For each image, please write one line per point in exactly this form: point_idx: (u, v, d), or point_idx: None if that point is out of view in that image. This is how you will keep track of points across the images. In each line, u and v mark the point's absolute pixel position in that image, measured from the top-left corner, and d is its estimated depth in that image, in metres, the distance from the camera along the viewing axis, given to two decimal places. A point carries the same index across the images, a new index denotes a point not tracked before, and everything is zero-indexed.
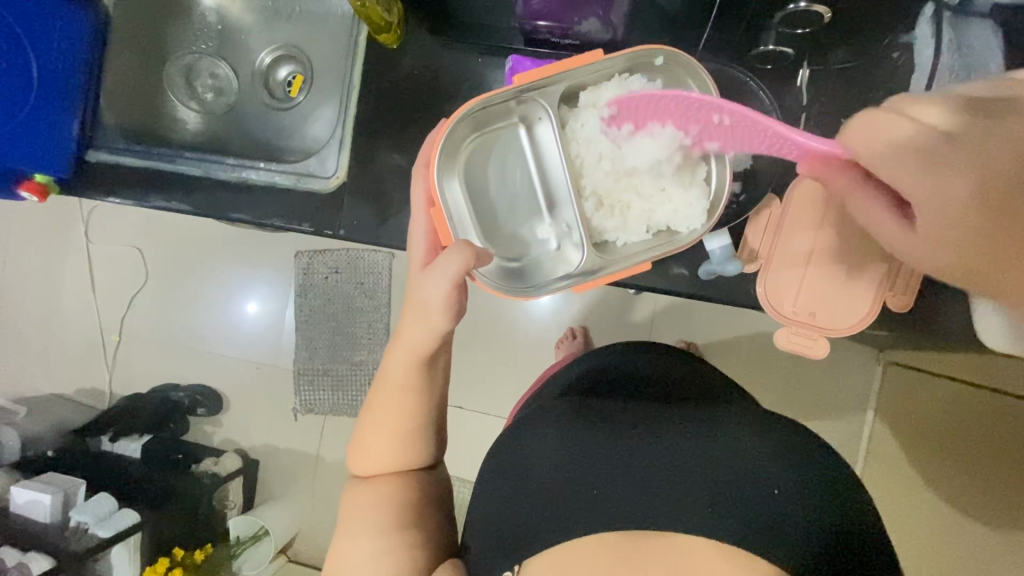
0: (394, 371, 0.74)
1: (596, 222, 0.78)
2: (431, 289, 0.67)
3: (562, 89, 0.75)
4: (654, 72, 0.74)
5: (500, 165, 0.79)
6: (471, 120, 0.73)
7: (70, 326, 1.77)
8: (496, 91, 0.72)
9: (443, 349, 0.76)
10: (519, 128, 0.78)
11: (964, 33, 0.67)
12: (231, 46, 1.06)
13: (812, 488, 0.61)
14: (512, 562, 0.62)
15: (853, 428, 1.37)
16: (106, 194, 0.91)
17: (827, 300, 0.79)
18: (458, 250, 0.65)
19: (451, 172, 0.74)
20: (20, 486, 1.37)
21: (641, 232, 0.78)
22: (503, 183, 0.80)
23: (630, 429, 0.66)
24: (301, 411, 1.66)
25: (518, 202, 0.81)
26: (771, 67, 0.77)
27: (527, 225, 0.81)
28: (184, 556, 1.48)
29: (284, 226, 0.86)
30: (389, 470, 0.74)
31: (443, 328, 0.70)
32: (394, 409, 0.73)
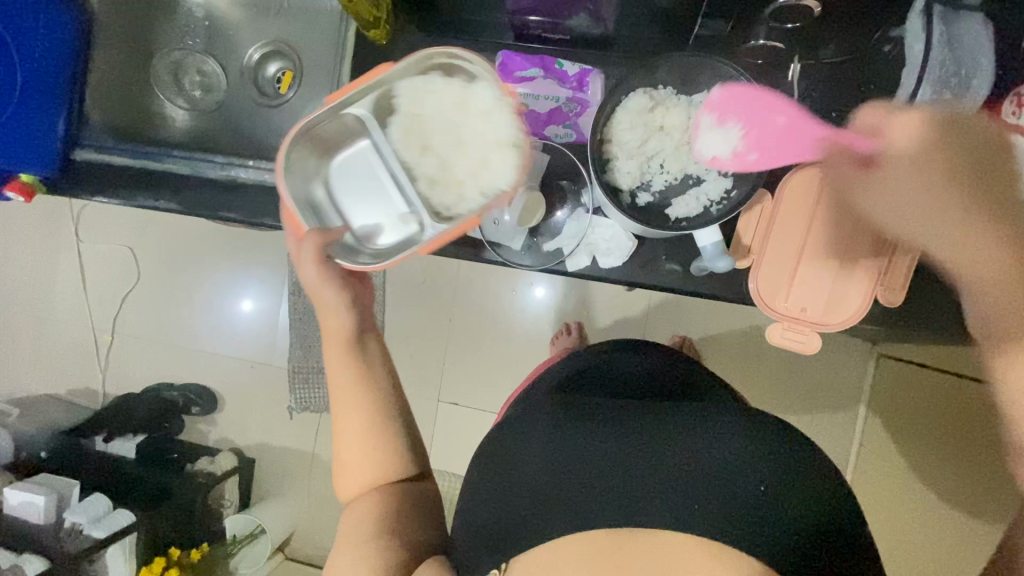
0: (337, 375, 0.75)
1: (436, 201, 0.77)
2: (305, 278, 0.72)
3: (375, 97, 0.72)
4: (445, 70, 0.73)
5: (347, 169, 0.77)
6: (311, 137, 0.72)
7: (61, 326, 1.76)
8: (314, 114, 0.70)
9: (366, 333, 0.77)
10: (362, 142, 0.76)
11: (955, 26, 0.65)
12: (219, 42, 1.04)
13: (792, 482, 0.62)
14: (497, 559, 0.62)
15: (847, 420, 1.38)
16: (94, 194, 0.89)
17: (817, 296, 0.78)
18: (307, 238, 0.70)
19: (303, 180, 0.74)
20: (14, 487, 1.36)
21: (477, 198, 0.76)
22: (355, 183, 0.78)
23: (618, 429, 0.66)
24: (296, 409, 1.65)
25: (369, 198, 0.78)
26: (762, 62, 0.78)
27: (386, 223, 0.78)
28: (179, 555, 1.49)
29: (274, 226, 0.86)
30: (371, 483, 0.74)
31: (337, 301, 0.73)
32: (351, 410, 0.74)
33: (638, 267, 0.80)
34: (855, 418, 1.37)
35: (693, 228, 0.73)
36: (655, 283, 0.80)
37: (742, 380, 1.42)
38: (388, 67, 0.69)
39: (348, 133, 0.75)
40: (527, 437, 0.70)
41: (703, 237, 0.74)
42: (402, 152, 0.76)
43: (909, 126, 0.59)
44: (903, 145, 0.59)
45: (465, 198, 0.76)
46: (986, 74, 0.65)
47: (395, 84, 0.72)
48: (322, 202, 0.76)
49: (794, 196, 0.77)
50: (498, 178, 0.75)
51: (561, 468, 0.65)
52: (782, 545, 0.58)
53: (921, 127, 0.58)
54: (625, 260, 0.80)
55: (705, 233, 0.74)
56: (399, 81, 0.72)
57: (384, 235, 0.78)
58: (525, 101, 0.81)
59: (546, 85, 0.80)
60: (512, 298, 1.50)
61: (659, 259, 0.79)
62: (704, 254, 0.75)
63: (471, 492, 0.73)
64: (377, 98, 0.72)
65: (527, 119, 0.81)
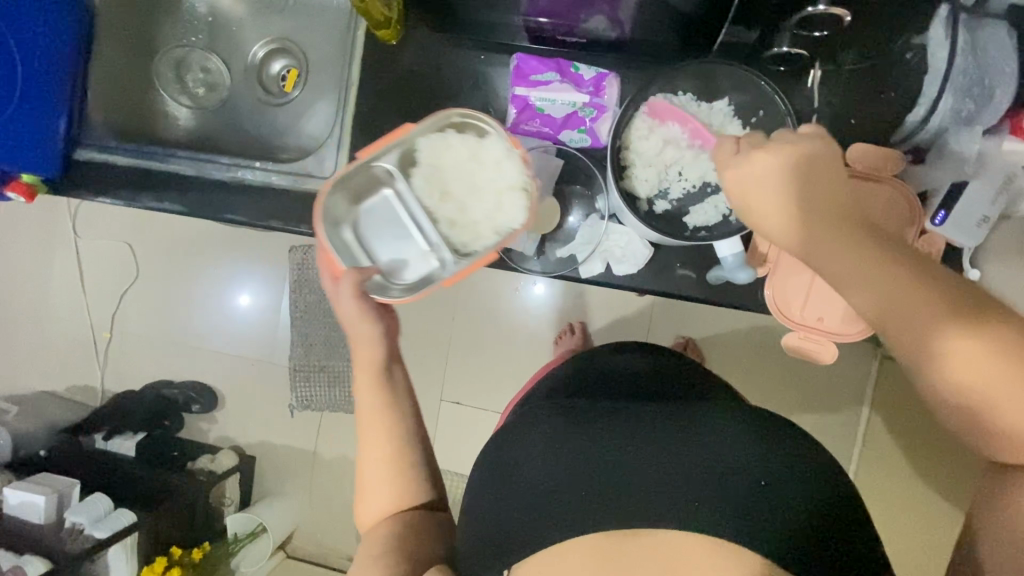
0: (365, 403, 0.75)
1: (454, 238, 0.82)
2: (342, 312, 0.73)
3: (396, 155, 0.78)
4: (458, 126, 0.79)
5: (373, 220, 0.82)
6: (342, 189, 0.77)
7: (59, 323, 1.74)
8: (349, 166, 0.75)
9: (396, 361, 0.77)
10: (387, 192, 0.81)
11: (979, 35, 0.67)
12: (222, 39, 1.03)
13: (792, 472, 0.59)
14: (503, 564, 0.60)
15: (850, 421, 1.38)
16: (96, 194, 0.88)
17: (834, 305, 0.80)
18: (346, 277, 0.72)
19: (334, 226, 0.78)
20: (14, 487, 1.35)
21: (491, 234, 0.81)
22: (380, 233, 0.82)
23: (610, 426, 0.65)
24: (297, 408, 1.64)
25: (397, 244, 0.82)
26: (783, 68, 0.76)
27: (409, 262, 0.82)
28: (181, 555, 1.47)
29: (281, 228, 0.84)
30: (393, 508, 0.74)
31: (376, 331, 0.73)
32: (377, 437, 0.74)
33: (651, 274, 0.79)
34: (858, 419, 1.38)
35: (714, 239, 0.72)
36: (666, 290, 0.80)
37: (747, 381, 1.42)
38: (411, 126, 0.74)
39: (371, 185, 0.81)
40: (522, 440, 0.68)
41: (724, 249, 0.74)
42: (423, 197, 0.81)
43: (758, 163, 0.54)
44: (754, 182, 0.54)
45: (479, 234, 0.82)
46: (1010, 81, 0.68)
47: (431, 143, 0.79)
48: (350, 245, 0.80)
49: None
50: (508, 218, 0.80)
51: (569, 467, 0.62)
52: (797, 544, 0.55)
53: (769, 159, 0.54)
54: (641, 267, 0.79)
55: (727, 244, 0.74)
56: (422, 138, 0.78)
57: (409, 273, 0.82)
58: (540, 105, 0.81)
59: (562, 89, 0.80)
60: (515, 297, 1.49)
61: (672, 265, 0.79)
62: (724, 265, 0.75)
63: (475, 494, 0.69)
64: (400, 153, 0.78)
65: (545, 124, 0.82)
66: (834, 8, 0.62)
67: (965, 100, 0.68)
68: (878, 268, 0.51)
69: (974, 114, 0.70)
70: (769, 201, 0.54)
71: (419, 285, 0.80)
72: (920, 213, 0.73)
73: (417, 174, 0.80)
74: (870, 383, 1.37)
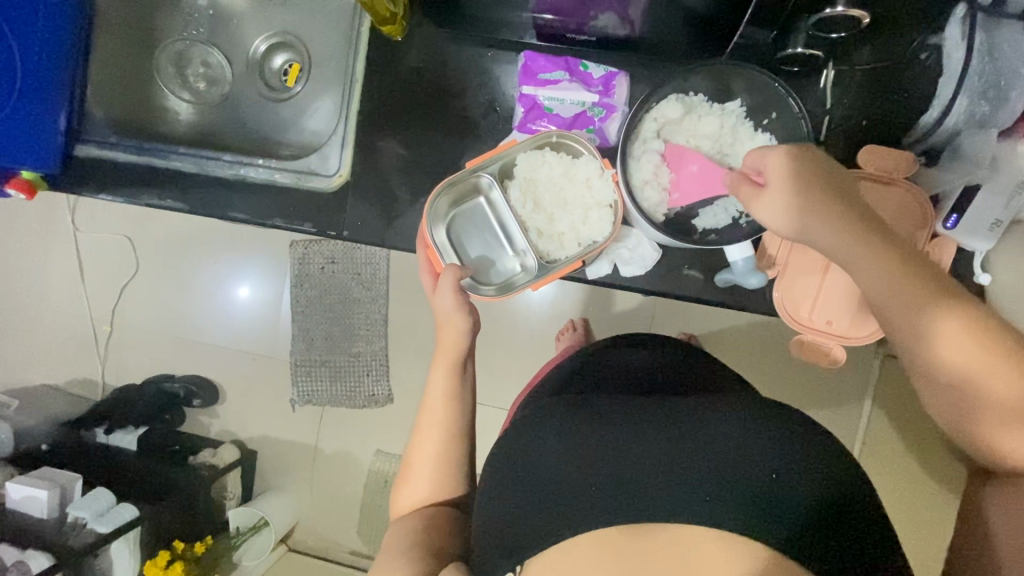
0: (438, 385, 0.80)
1: (541, 246, 0.84)
2: (440, 303, 0.79)
3: (499, 166, 0.81)
4: (555, 144, 0.81)
5: (467, 224, 0.85)
6: (443, 196, 0.80)
7: (58, 317, 1.73)
8: (455, 175, 0.78)
9: (470, 353, 0.83)
10: (481, 200, 0.84)
11: (997, 35, 0.66)
12: (224, 33, 1.02)
13: (819, 467, 0.58)
14: (514, 562, 0.60)
15: (851, 417, 1.39)
16: (97, 190, 0.87)
17: (844, 308, 0.79)
18: (448, 270, 0.78)
19: (434, 227, 0.82)
20: (16, 482, 1.35)
21: (574, 246, 0.83)
22: (472, 236, 0.86)
23: (626, 419, 0.64)
24: (299, 402, 1.64)
25: (487, 246, 0.86)
26: (796, 70, 0.76)
27: (496, 263, 0.87)
28: (184, 549, 1.47)
29: (285, 226, 0.84)
30: (429, 497, 0.77)
31: (463, 326, 0.79)
32: (438, 424, 0.79)
33: (659, 275, 0.79)
34: (859, 415, 1.38)
35: (722, 244, 0.74)
36: (674, 291, 0.80)
37: (749, 379, 1.42)
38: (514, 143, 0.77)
39: (468, 193, 0.83)
40: (534, 437, 0.67)
41: (735, 252, 0.75)
42: (515, 208, 0.83)
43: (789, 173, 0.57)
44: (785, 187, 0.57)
45: (564, 245, 0.83)
46: None
47: (532, 158, 0.80)
48: (445, 245, 0.84)
49: None
50: (593, 231, 0.81)
51: (575, 460, 0.62)
52: (813, 535, 0.54)
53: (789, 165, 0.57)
54: (649, 270, 0.79)
55: (738, 247, 0.74)
56: (521, 153, 0.80)
57: (495, 275, 0.86)
58: (547, 104, 0.80)
59: (570, 88, 0.79)
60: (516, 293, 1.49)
61: (681, 267, 0.79)
62: (733, 269, 0.76)
63: (485, 493, 0.69)
64: (500, 165, 0.81)
65: (553, 124, 0.81)
66: (853, 9, 0.61)
67: (978, 102, 0.68)
68: (887, 260, 0.55)
69: (987, 117, 0.69)
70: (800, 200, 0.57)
71: (504, 289, 0.84)
72: (931, 215, 0.73)
73: (515, 186, 0.82)
74: (872, 380, 1.37)
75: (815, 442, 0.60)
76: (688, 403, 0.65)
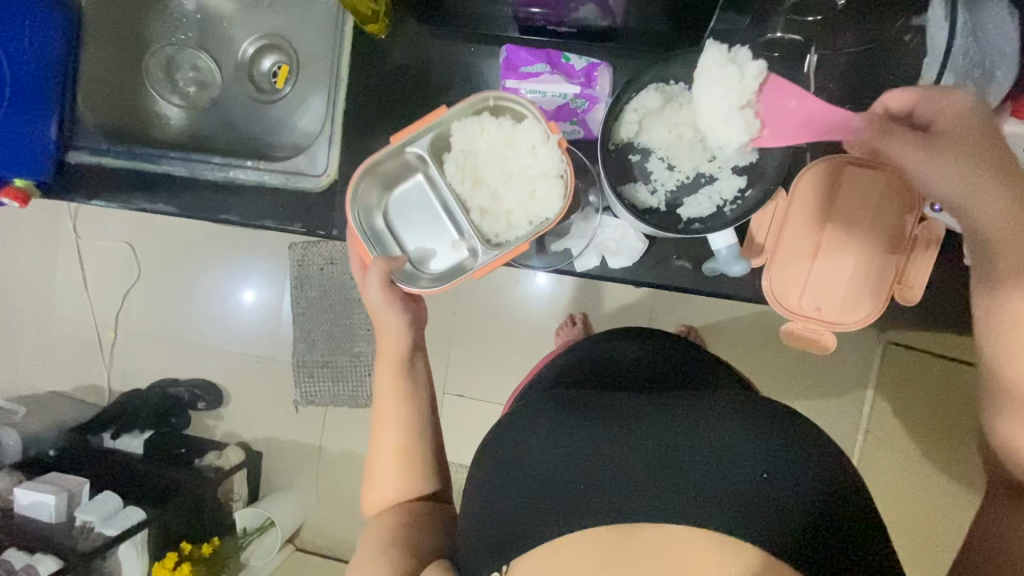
0: (385, 385, 0.80)
1: (487, 227, 0.83)
2: (371, 299, 0.78)
3: (431, 138, 0.79)
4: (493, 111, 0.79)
5: (406, 206, 0.83)
6: (371, 176, 0.78)
7: (64, 324, 1.75)
8: (380, 152, 0.76)
9: (418, 350, 0.83)
10: (420, 178, 0.82)
11: (979, 14, 0.65)
12: (212, 36, 1.02)
13: (800, 467, 0.58)
14: (501, 561, 0.59)
15: (854, 406, 1.38)
16: (90, 197, 0.88)
17: (834, 295, 0.78)
18: (375, 264, 0.76)
19: (368, 212, 0.81)
20: (24, 487, 1.37)
21: (523, 226, 0.81)
22: (413, 218, 0.84)
23: (616, 416, 0.64)
24: (302, 403, 1.65)
25: (429, 230, 0.84)
26: (778, 55, 0.78)
27: (440, 248, 0.84)
28: (190, 551, 1.48)
29: (275, 227, 0.84)
30: (395, 497, 0.78)
31: (400, 322, 0.79)
32: (392, 424, 0.79)
33: (648, 267, 0.79)
34: (862, 404, 1.37)
35: (706, 231, 0.74)
36: (664, 283, 0.80)
37: (749, 369, 1.42)
38: (444, 109, 0.75)
39: (404, 170, 0.82)
40: (526, 434, 0.67)
41: (718, 241, 0.74)
42: (454, 185, 0.82)
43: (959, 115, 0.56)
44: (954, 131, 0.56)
45: (512, 224, 0.82)
46: (1013, 64, 0.66)
47: (472, 124, 0.78)
48: (383, 230, 0.82)
49: (805, 192, 0.77)
50: (541, 207, 0.80)
51: (566, 458, 0.62)
52: (802, 535, 0.54)
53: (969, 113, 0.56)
54: (636, 261, 0.79)
55: (722, 235, 0.74)
56: (454, 122, 0.78)
57: (440, 261, 0.84)
58: (531, 97, 0.81)
59: (552, 81, 0.80)
60: (515, 289, 1.49)
61: (670, 257, 0.79)
62: (718, 257, 0.75)
63: (474, 488, 0.69)
64: (432, 137, 0.79)
65: None
66: None
67: (965, 82, 0.66)
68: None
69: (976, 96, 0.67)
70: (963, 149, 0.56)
71: (448, 275, 0.82)
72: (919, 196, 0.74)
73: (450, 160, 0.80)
74: (874, 369, 1.36)
75: (798, 442, 0.59)
76: (676, 399, 0.65)
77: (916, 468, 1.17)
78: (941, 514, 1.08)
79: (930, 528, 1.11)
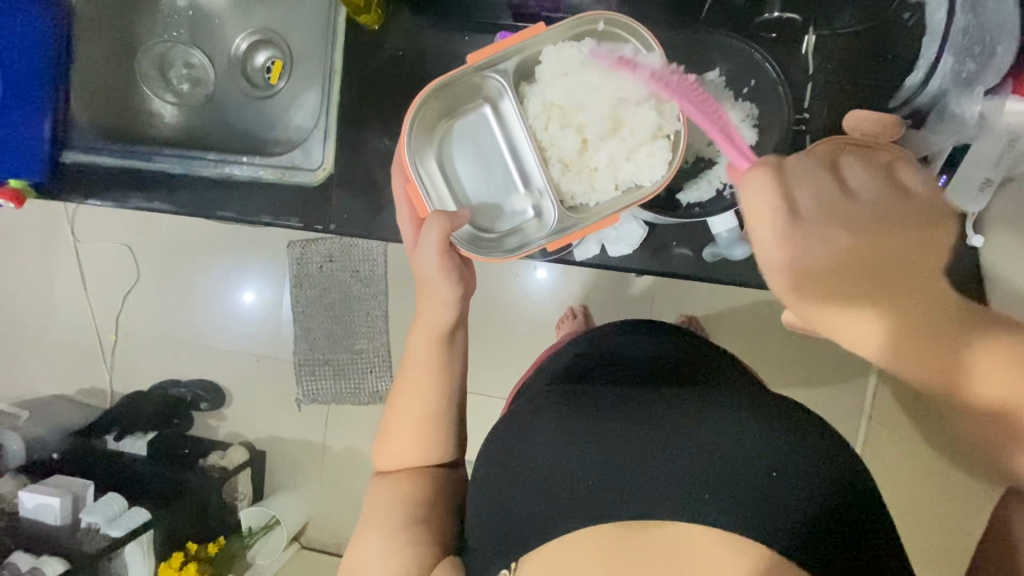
0: (422, 355, 0.79)
1: (565, 184, 0.80)
2: (422, 260, 0.75)
3: (514, 63, 0.77)
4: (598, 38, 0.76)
5: (472, 149, 0.83)
6: (437, 100, 0.77)
7: (64, 327, 1.74)
8: (454, 72, 0.74)
9: (460, 325, 0.82)
10: (486, 111, 0.81)
11: None
12: (205, 33, 1.01)
13: (811, 466, 0.57)
14: (507, 560, 0.59)
15: (857, 393, 1.37)
16: (86, 196, 0.87)
17: None
18: (433, 222, 0.73)
19: (422, 148, 0.79)
20: (28, 491, 1.38)
21: (609, 190, 0.79)
22: (477, 165, 0.83)
23: (626, 409, 0.64)
24: (304, 401, 1.65)
25: (495, 182, 0.84)
26: (777, 36, 0.77)
27: (505, 204, 0.84)
28: (197, 550, 1.50)
29: (272, 222, 0.84)
30: (411, 463, 0.78)
31: (448, 295, 0.77)
32: (421, 390, 0.78)
33: (648, 254, 0.79)
34: (865, 391, 1.37)
35: (707, 216, 0.75)
36: (664, 269, 0.80)
37: (751, 358, 1.41)
38: (539, 30, 0.72)
39: (475, 99, 0.80)
40: (531, 430, 0.66)
41: (719, 225, 0.75)
42: (532, 124, 0.80)
43: (817, 230, 0.50)
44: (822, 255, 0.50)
45: (599, 187, 0.80)
46: (1013, 41, 0.66)
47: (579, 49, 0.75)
48: (439, 169, 0.81)
49: None
50: (635, 174, 0.77)
51: (574, 456, 0.61)
52: (817, 536, 0.54)
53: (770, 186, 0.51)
54: (635, 248, 0.79)
55: (721, 220, 0.75)
56: (547, 46, 0.75)
57: (503, 218, 0.83)
58: None
59: None
60: (515, 283, 1.49)
61: (669, 245, 0.79)
62: (719, 241, 0.76)
63: (477, 485, 0.69)
64: (514, 63, 0.76)
65: None
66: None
67: (964, 61, 0.67)
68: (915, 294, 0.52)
69: (974, 75, 0.68)
70: (827, 283, 0.51)
71: (509, 236, 0.82)
72: None
73: (534, 100, 0.78)
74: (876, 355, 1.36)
75: (807, 438, 0.59)
76: (689, 394, 0.65)
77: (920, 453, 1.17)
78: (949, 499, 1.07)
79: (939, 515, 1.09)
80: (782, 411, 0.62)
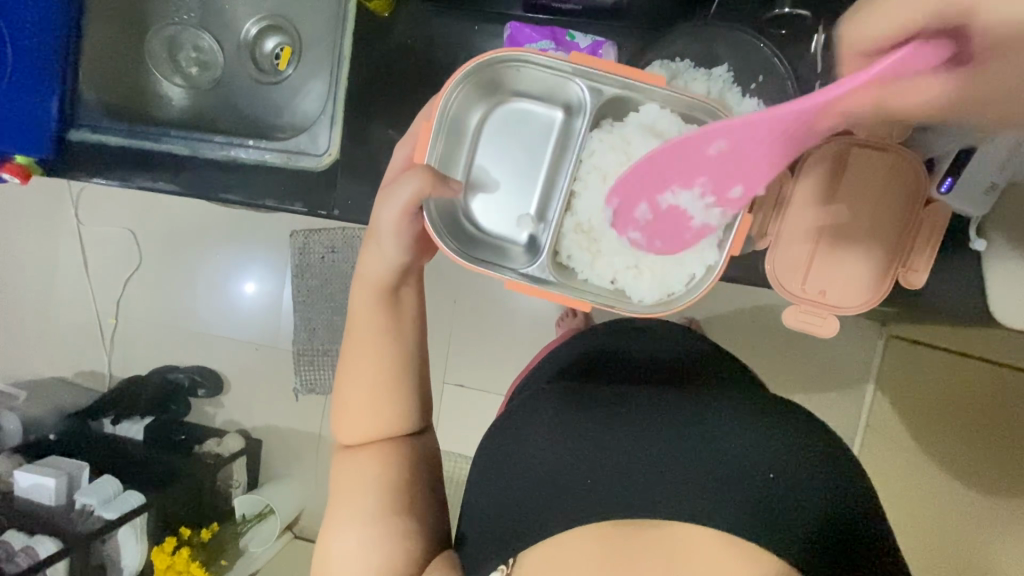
0: (368, 317, 0.75)
1: (565, 244, 0.77)
2: (384, 208, 0.68)
3: (614, 92, 0.70)
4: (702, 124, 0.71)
5: (514, 135, 0.76)
6: (517, 70, 0.70)
7: (65, 310, 1.75)
8: (551, 57, 0.67)
9: (407, 281, 0.76)
10: (557, 118, 0.76)
11: None
12: (216, 15, 1.01)
13: (807, 465, 0.58)
14: (508, 555, 0.59)
15: (857, 399, 1.37)
16: (90, 175, 0.89)
17: (837, 279, 0.79)
18: (415, 173, 0.65)
19: (468, 107, 0.72)
20: (24, 470, 1.38)
21: (605, 280, 0.75)
22: (505, 160, 0.77)
23: (623, 417, 0.63)
24: (302, 391, 1.64)
25: (511, 184, 0.77)
26: (785, 34, 0.78)
27: (505, 201, 0.77)
28: (190, 535, 1.52)
29: (277, 207, 0.85)
30: (370, 433, 0.74)
31: (397, 254, 0.72)
32: (372, 356, 0.74)
33: None
34: (865, 398, 1.36)
35: None
36: None
37: (752, 362, 1.41)
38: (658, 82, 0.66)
39: (555, 99, 0.75)
40: (528, 431, 0.65)
41: None
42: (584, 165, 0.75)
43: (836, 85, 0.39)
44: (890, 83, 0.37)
45: (599, 270, 0.76)
46: None
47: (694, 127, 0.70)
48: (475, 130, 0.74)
49: (812, 182, 0.76)
50: (636, 287, 0.74)
51: (572, 458, 0.61)
52: (818, 543, 0.54)
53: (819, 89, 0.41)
54: None
55: None
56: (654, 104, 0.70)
57: (494, 220, 0.77)
58: None
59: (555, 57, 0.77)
60: None
61: None
62: None
63: (476, 481, 0.69)
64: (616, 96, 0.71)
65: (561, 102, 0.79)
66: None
67: None
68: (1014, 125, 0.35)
69: None
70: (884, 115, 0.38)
71: (484, 243, 0.75)
72: (923, 185, 0.73)
73: (597, 143, 0.74)
74: (875, 362, 1.35)
75: (799, 435, 0.60)
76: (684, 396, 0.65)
77: (916, 460, 1.17)
78: (942, 508, 1.07)
79: (932, 522, 1.09)
80: (777, 413, 0.62)
